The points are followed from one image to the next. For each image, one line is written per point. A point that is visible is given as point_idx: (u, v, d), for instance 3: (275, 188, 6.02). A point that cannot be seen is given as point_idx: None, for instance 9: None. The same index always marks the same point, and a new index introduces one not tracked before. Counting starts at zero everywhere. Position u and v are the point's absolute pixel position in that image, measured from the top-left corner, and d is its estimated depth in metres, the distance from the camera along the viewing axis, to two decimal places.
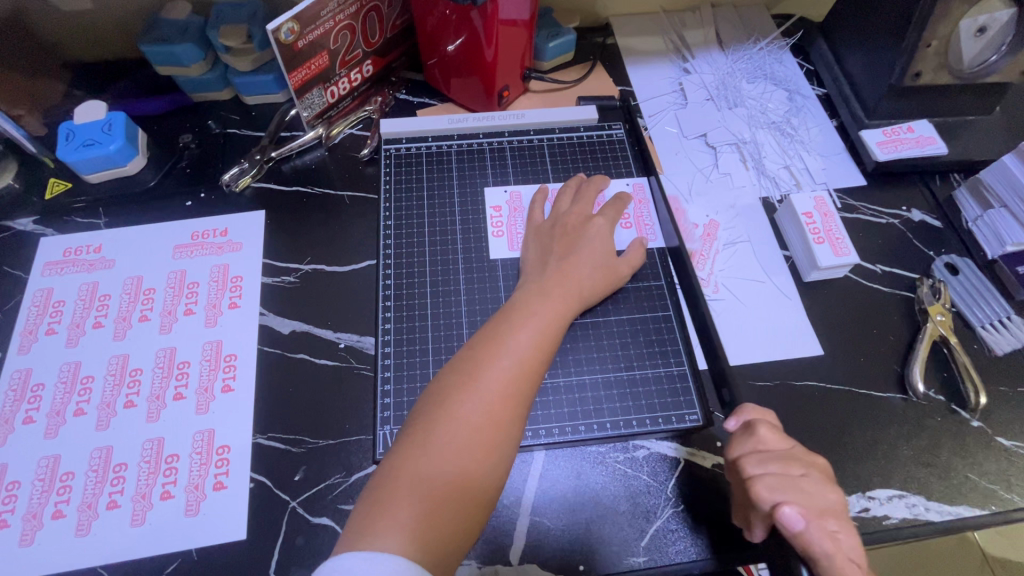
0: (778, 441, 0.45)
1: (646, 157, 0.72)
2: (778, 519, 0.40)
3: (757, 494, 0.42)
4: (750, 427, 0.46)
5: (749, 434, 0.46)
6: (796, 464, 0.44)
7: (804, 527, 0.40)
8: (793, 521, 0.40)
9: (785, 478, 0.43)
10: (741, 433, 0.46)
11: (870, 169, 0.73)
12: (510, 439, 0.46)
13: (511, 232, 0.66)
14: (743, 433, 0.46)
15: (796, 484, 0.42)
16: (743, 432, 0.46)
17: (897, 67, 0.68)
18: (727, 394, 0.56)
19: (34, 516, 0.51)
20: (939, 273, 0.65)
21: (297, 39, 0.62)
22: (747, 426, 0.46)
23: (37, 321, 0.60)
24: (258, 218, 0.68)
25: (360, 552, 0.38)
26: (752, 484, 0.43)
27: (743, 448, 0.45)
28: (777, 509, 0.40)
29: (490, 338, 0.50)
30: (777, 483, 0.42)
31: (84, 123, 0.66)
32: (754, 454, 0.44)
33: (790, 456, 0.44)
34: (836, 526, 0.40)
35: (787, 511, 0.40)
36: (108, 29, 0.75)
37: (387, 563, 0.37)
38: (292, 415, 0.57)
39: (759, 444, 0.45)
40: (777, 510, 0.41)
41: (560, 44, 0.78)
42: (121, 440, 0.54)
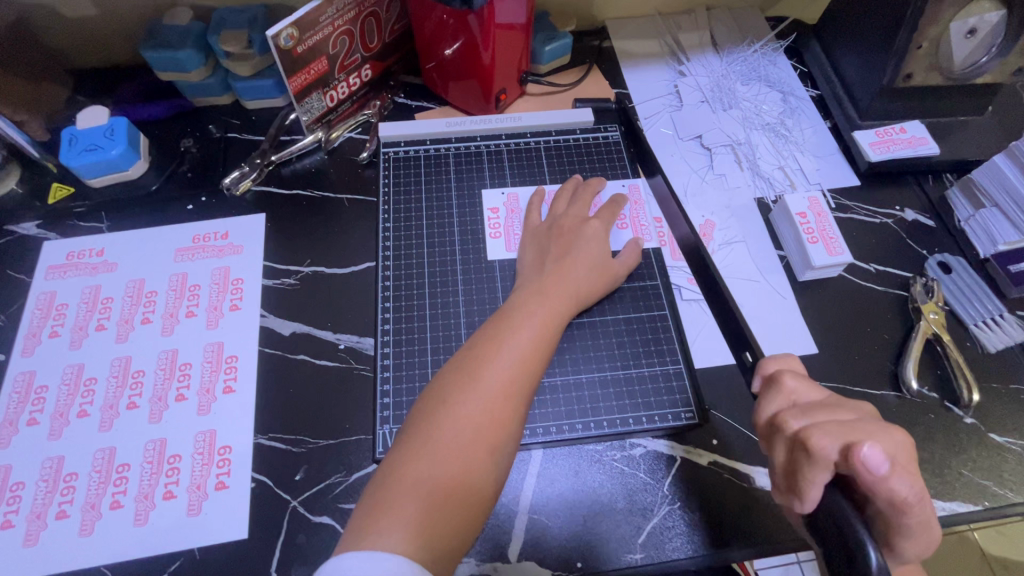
0: (811, 390, 0.43)
1: (643, 148, 0.71)
2: (857, 457, 0.35)
3: (819, 440, 0.37)
4: (777, 380, 0.44)
5: (779, 387, 0.44)
6: (843, 411, 0.40)
7: (887, 470, 0.35)
8: (875, 463, 0.34)
9: (846, 424, 0.38)
10: (770, 388, 0.44)
11: (863, 169, 0.73)
12: (510, 437, 0.47)
13: (509, 234, 0.67)
14: (772, 388, 0.44)
15: (864, 426, 0.38)
16: (771, 387, 0.44)
17: (889, 68, 0.68)
18: (751, 356, 0.53)
19: (38, 516, 0.51)
20: (932, 272, 0.66)
21: (296, 45, 0.63)
22: (774, 380, 0.45)
23: (41, 324, 0.61)
24: (258, 221, 0.69)
25: (363, 550, 0.38)
26: (809, 432, 0.38)
27: (778, 402, 0.43)
28: (855, 448, 0.35)
29: (489, 338, 0.51)
30: (834, 427, 0.38)
31: (86, 129, 0.67)
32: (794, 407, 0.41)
33: (830, 403, 0.42)
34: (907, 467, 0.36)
35: (867, 449, 0.35)
36: (109, 35, 0.76)
37: (390, 561, 0.38)
38: (292, 416, 0.57)
39: (792, 397, 0.43)
40: (855, 449, 0.35)
41: (556, 47, 0.79)
42: (124, 441, 0.55)
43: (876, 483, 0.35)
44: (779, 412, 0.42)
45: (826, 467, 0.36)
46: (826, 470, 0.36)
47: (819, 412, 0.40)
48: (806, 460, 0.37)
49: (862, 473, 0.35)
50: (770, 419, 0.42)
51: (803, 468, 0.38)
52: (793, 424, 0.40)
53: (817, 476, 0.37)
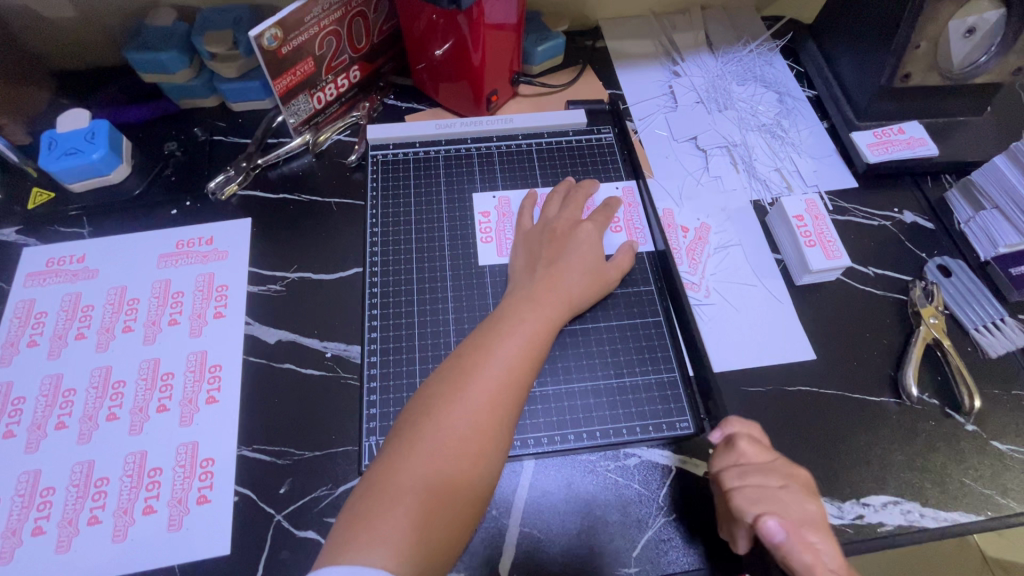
0: (760, 454, 0.46)
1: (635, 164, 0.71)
2: (760, 530, 0.41)
3: (738, 503, 0.43)
4: (729, 440, 0.47)
5: (728, 447, 0.47)
6: (774, 476, 0.45)
7: (785, 539, 0.40)
8: (773, 533, 0.40)
9: (766, 490, 0.43)
10: (721, 445, 0.48)
11: (861, 171, 0.72)
12: (498, 448, 0.45)
13: (500, 238, 0.66)
14: (724, 445, 0.47)
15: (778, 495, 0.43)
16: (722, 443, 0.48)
17: (886, 68, 0.67)
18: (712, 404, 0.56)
19: (13, 533, 0.50)
20: (931, 275, 0.65)
21: (281, 45, 0.62)
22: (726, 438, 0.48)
23: (19, 333, 0.59)
24: (244, 226, 0.67)
25: (341, 568, 0.37)
26: (733, 495, 0.44)
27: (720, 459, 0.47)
28: (759, 521, 0.41)
29: (477, 346, 0.49)
30: (755, 493, 0.43)
31: (67, 132, 0.65)
32: (732, 467, 0.45)
33: (767, 465, 0.45)
34: (815, 537, 0.41)
35: (768, 521, 0.40)
36: (92, 37, 0.75)
37: None
38: (277, 427, 0.56)
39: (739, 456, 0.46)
40: (758, 522, 0.41)
41: (549, 48, 0.78)
42: (103, 454, 0.53)
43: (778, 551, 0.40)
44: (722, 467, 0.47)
45: (743, 525, 0.43)
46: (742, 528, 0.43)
47: (752, 474, 0.45)
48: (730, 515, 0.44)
49: (764, 540, 0.41)
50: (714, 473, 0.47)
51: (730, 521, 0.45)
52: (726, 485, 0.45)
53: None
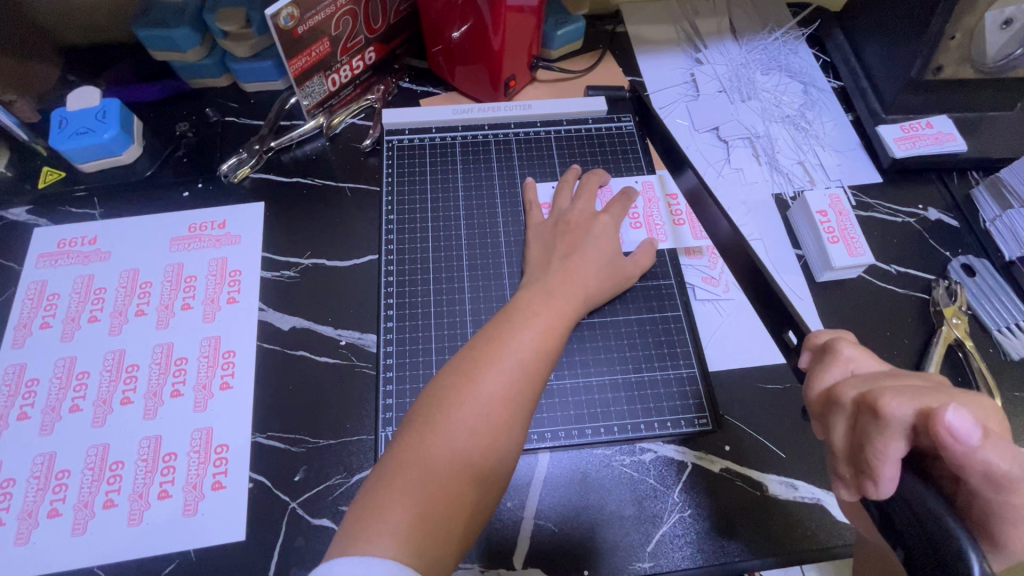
0: (872, 361, 0.39)
1: (655, 124, 0.65)
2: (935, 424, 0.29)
3: (892, 403, 0.32)
4: (832, 349, 0.40)
5: (834, 356, 0.39)
6: (916, 377, 0.35)
7: (981, 439, 0.28)
8: (965, 429, 0.28)
9: (924, 388, 0.32)
10: (825, 359, 0.40)
11: (886, 166, 0.70)
12: (510, 441, 0.44)
13: (650, 223, 0.65)
14: (826, 355, 0.40)
15: (948, 394, 0.32)
16: (825, 358, 0.40)
17: (918, 60, 0.65)
18: (794, 336, 0.49)
19: (30, 514, 0.50)
20: (955, 275, 0.63)
21: (297, 25, 0.60)
22: (829, 349, 0.40)
23: (31, 314, 0.59)
24: (257, 210, 0.66)
25: (352, 559, 0.36)
26: (879, 395, 0.33)
27: (835, 375, 0.39)
28: (941, 412, 0.29)
29: (489, 338, 0.48)
30: (911, 389, 0.32)
31: (77, 110, 0.63)
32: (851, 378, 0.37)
33: (897, 371, 0.36)
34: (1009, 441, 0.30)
35: (956, 412, 0.29)
36: (103, 13, 0.73)
37: (380, 568, 0.36)
38: (291, 415, 0.55)
39: (850, 366, 0.39)
40: (936, 416, 0.29)
41: (569, 32, 0.76)
42: (118, 438, 0.53)
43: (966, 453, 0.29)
44: (835, 384, 0.38)
45: (899, 434, 0.31)
46: (900, 438, 0.31)
47: (884, 380, 0.35)
48: (875, 426, 0.32)
49: (947, 442, 0.29)
50: (826, 392, 0.38)
51: (873, 433, 0.33)
52: (851, 394, 0.36)
53: (891, 447, 0.31)
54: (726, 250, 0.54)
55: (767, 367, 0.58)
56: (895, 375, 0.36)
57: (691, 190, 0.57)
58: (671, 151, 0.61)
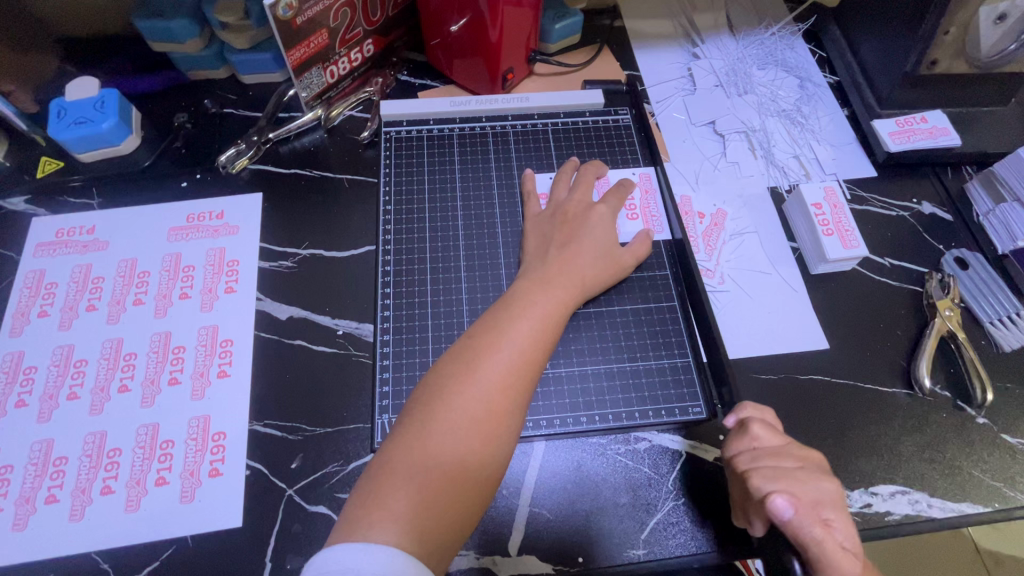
0: (773, 437, 0.46)
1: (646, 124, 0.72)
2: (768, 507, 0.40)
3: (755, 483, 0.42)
4: (743, 424, 0.47)
5: (743, 431, 0.47)
6: (786, 458, 0.45)
7: (793, 515, 0.39)
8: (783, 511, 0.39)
9: (781, 472, 0.43)
10: (736, 430, 0.48)
11: (881, 160, 0.71)
12: (510, 428, 0.45)
13: (646, 215, 0.65)
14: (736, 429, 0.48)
15: (794, 477, 0.42)
16: (735, 429, 0.48)
17: (913, 55, 0.66)
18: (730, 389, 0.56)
19: (27, 500, 0.50)
20: (948, 268, 0.64)
21: (295, 16, 0.60)
22: (741, 424, 0.48)
23: (29, 303, 0.59)
24: (255, 201, 0.67)
25: (354, 546, 0.37)
26: (750, 474, 0.43)
27: (739, 445, 0.47)
28: (768, 497, 0.40)
29: (489, 327, 0.49)
30: (771, 472, 0.43)
31: (76, 100, 0.64)
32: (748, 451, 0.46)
33: (780, 450, 0.45)
34: (831, 514, 0.41)
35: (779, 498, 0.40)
36: (101, 3, 0.73)
37: (383, 555, 0.36)
38: (288, 403, 0.56)
39: (754, 441, 0.46)
40: (768, 499, 0.40)
41: (566, 25, 0.76)
42: (115, 424, 0.53)
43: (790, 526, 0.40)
44: (737, 454, 0.47)
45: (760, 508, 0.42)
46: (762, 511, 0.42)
47: (766, 459, 0.44)
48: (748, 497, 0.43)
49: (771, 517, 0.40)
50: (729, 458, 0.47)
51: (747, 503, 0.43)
52: (742, 468, 0.45)
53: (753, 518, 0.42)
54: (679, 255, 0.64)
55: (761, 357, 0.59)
56: (778, 455, 0.45)
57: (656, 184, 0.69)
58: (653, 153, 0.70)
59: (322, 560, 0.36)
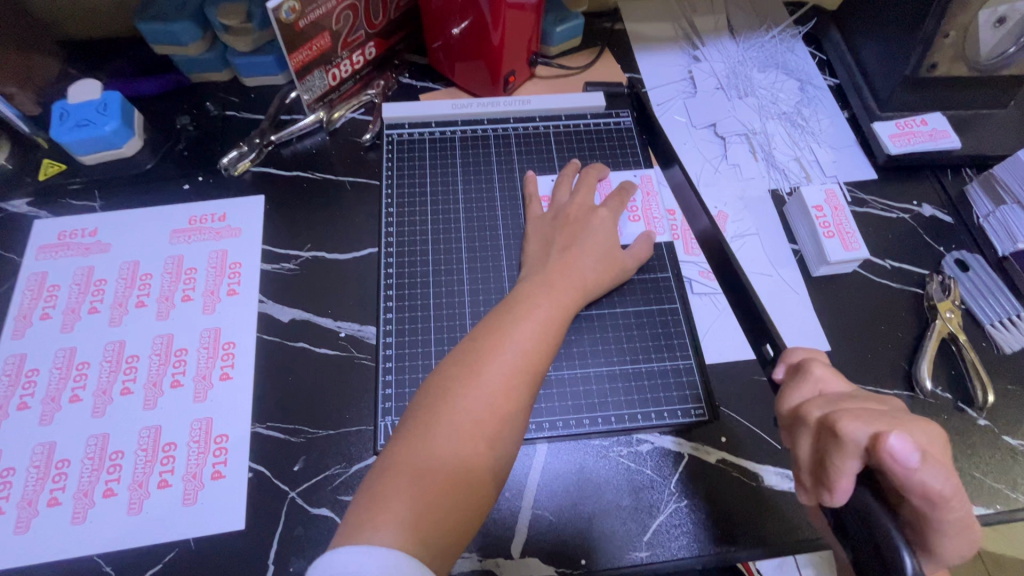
0: (837, 379, 0.41)
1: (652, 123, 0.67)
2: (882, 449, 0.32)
3: (848, 425, 0.34)
4: (804, 367, 0.42)
5: (804, 375, 0.41)
6: (873, 401, 0.38)
7: (918, 463, 0.32)
8: (906, 454, 0.32)
9: (880, 413, 0.35)
10: (795, 377, 0.42)
11: (882, 162, 0.71)
12: (513, 431, 0.45)
13: (648, 217, 0.65)
14: (797, 374, 0.42)
15: (895, 418, 0.35)
16: (796, 376, 0.42)
17: (913, 58, 0.66)
18: (772, 348, 0.48)
19: (29, 503, 0.50)
20: (948, 270, 0.64)
21: (298, 19, 0.60)
22: (800, 368, 0.42)
23: (31, 305, 0.59)
24: (257, 203, 0.67)
25: (359, 548, 0.36)
26: (837, 418, 0.35)
27: (803, 393, 0.41)
28: (885, 437, 0.32)
29: (492, 329, 0.49)
30: (864, 413, 0.35)
31: (78, 103, 0.64)
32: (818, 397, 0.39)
33: (857, 394, 0.39)
34: (938, 459, 0.33)
35: (898, 439, 0.32)
36: (104, 7, 0.73)
37: (388, 557, 0.36)
38: (291, 406, 0.56)
39: (819, 386, 0.41)
40: (882, 440, 0.32)
41: (568, 28, 0.76)
42: (117, 427, 0.53)
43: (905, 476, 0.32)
44: (802, 403, 0.40)
45: (854, 455, 0.34)
46: (856, 458, 0.34)
47: (844, 403, 0.38)
48: (833, 444, 0.35)
49: (889, 465, 0.32)
50: (794, 408, 0.40)
51: (831, 453, 0.35)
52: (816, 413, 0.38)
53: (846, 466, 0.34)
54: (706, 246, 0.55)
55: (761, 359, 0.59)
56: (857, 399, 0.38)
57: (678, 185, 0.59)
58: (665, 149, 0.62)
59: (327, 562, 0.36)
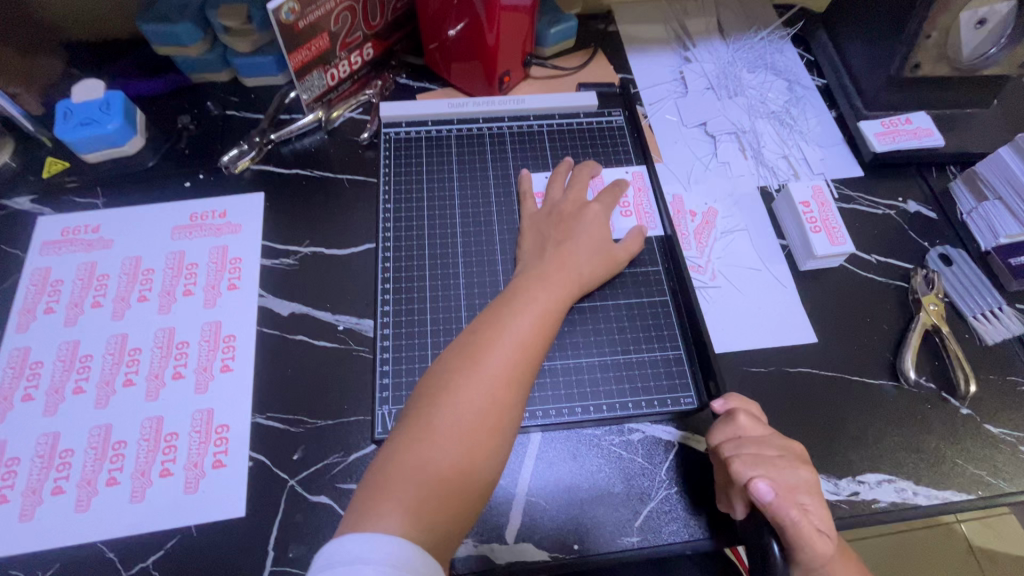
0: (756, 427, 0.49)
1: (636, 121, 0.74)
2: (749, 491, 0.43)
3: (736, 467, 0.45)
4: (731, 414, 0.50)
5: (731, 421, 0.49)
6: (770, 447, 0.47)
7: (773, 499, 0.42)
8: (762, 492, 0.42)
9: (765, 460, 0.45)
10: (723, 419, 0.50)
11: (868, 160, 0.73)
12: (511, 421, 0.46)
13: (640, 212, 0.67)
14: (726, 419, 0.50)
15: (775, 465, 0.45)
16: (724, 420, 0.50)
17: (897, 58, 0.68)
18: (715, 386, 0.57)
19: (34, 492, 0.51)
20: (932, 264, 0.66)
21: (298, 19, 0.62)
22: (729, 415, 0.50)
23: (35, 300, 0.60)
24: (257, 200, 0.68)
25: (366, 534, 0.38)
26: (731, 460, 0.46)
27: (724, 435, 0.49)
28: (751, 482, 0.43)
29: (491, 322, 0.50)
30: (752, 459, 0.46)
31: (82, 102, 0.65)
32: (731, 440, 0.48)
33: (762, 440, 0.47)
34: (804, 499, 0.44)
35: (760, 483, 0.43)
36: (107, 9, 0.74)
37: (395, 542, 0.37)
38: (290, 397, 0.57)
39: (741, 431, 0.49)
40: (750, 484, 0.43)
41: (561, 30, 0.78)
42: (120, 418, 0.55)
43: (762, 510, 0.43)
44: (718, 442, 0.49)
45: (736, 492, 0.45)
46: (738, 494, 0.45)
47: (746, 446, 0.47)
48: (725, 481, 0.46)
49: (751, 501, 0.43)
50: (712, 446, 0.50)
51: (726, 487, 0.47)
52: (723, 451, 0.48)
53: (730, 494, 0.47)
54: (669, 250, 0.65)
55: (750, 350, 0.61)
56: (761, 443, 0.47)
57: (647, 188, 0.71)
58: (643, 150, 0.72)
59: (334, 548, 0.37)
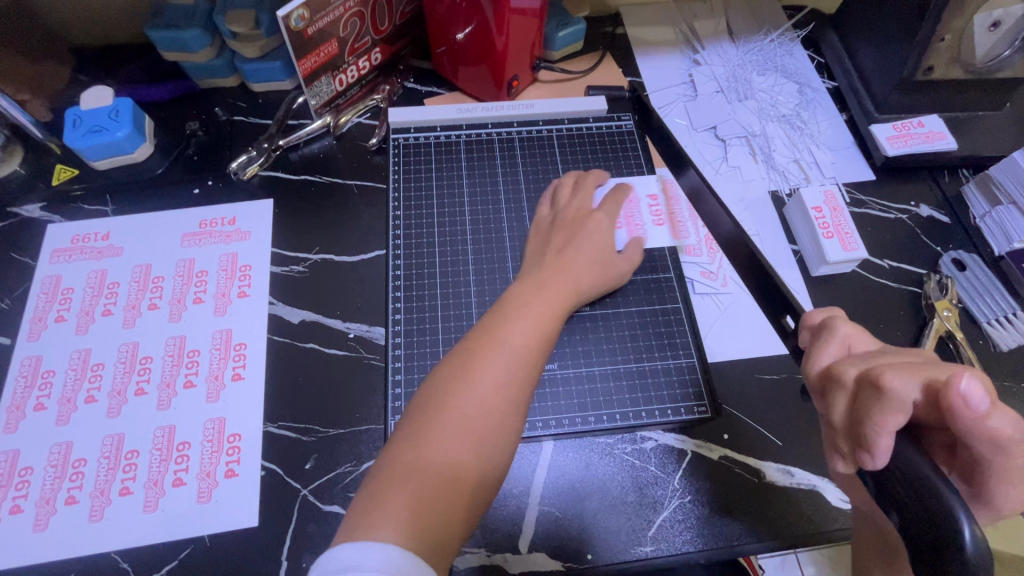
0: (862, 336, 0.41)
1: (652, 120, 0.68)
2: (958, 392, 0.31)
3: (895, 380, 0.34)
4: (827, 327, 0.42)
5: (829, 334, 0.42)
6: (907, 355, 0.38)
7: (989, 407, 0.31)
8: (976, 398, 0.31)
9: (920, 364, 0.35)
10: (819, 337, 0.42)
11: (879, 164, 0.72)
12: (507, 430, 0.46)
13: (647, 223, 0.66)
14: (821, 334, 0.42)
15: (940, 367, 0.35)
16: (822, 336, 0.42)
17: (910, 61, 0.67)
18: (792, 320, 0.51)
19: (47, 501, 0.51)
20: (945, 269, 0.65)
21: (307, 26, 0.62)
22: (824, 327, 0.42)
23: (46, 308, 0.60)
24: (266, 207, 0.68)
25: (357, 546, 0.37)
26: (880, 372, 0.35)
27: (831, 352, 0.41)
28: (959, 381, 0.31)
29: (484, 331, 0.50)
30: (905, 366, 0.35)
31: (90, 110, 0.65)
32: (850, 358, 0.39)
33: (887, 350, 0.39)
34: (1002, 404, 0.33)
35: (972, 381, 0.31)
36: (114, 15, 0.74)
37: (388, 554, 0.36)
38: (302, 405, 0.57)
39: (846, 344, 0.41)
40: (954, 383, 0.31)
41: (570, 34, 0.78)
42: (133, 427, 0.55)
43: (975, 421, 0.32)
44: (832, 363, 0.40)
45: (900, 409, 0.33)
46: (902, 412, 0.33)
47: (879, 358, 0.38)
48: (876, 400, 0.34)
49: (961, 408, 0.31)
50: (825, 370, 0.40)
51: (871, 408, 0.34)
52: (851, 372, 0.37)
53: (890, 420, 0.33)
54: (730, 248, 0.56)
55: (762, 356, 0.60)
56: (889, 354, 0.39)
57: (693, 188, 0.59)
58: (671, 148, 0.64)
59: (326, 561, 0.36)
